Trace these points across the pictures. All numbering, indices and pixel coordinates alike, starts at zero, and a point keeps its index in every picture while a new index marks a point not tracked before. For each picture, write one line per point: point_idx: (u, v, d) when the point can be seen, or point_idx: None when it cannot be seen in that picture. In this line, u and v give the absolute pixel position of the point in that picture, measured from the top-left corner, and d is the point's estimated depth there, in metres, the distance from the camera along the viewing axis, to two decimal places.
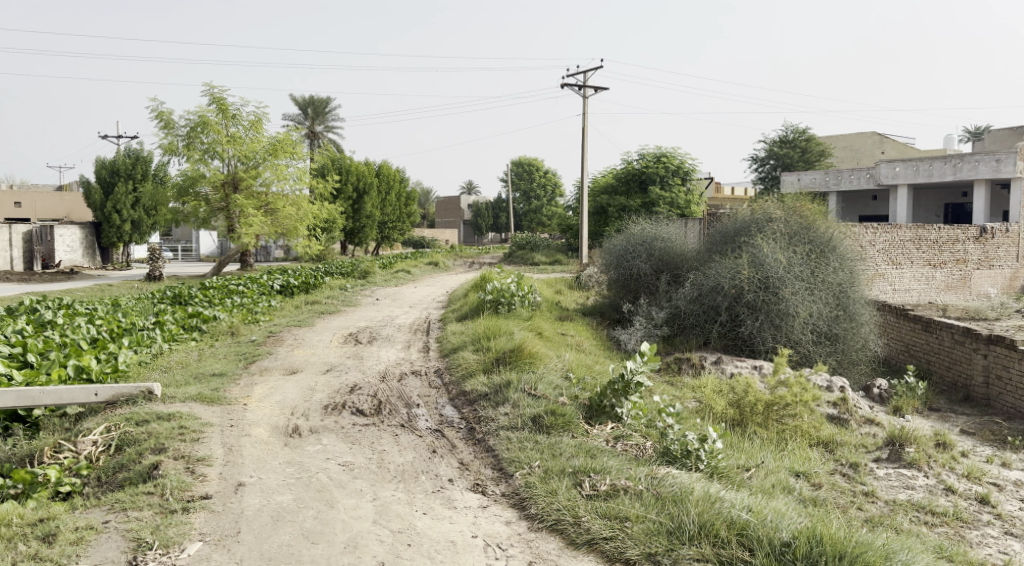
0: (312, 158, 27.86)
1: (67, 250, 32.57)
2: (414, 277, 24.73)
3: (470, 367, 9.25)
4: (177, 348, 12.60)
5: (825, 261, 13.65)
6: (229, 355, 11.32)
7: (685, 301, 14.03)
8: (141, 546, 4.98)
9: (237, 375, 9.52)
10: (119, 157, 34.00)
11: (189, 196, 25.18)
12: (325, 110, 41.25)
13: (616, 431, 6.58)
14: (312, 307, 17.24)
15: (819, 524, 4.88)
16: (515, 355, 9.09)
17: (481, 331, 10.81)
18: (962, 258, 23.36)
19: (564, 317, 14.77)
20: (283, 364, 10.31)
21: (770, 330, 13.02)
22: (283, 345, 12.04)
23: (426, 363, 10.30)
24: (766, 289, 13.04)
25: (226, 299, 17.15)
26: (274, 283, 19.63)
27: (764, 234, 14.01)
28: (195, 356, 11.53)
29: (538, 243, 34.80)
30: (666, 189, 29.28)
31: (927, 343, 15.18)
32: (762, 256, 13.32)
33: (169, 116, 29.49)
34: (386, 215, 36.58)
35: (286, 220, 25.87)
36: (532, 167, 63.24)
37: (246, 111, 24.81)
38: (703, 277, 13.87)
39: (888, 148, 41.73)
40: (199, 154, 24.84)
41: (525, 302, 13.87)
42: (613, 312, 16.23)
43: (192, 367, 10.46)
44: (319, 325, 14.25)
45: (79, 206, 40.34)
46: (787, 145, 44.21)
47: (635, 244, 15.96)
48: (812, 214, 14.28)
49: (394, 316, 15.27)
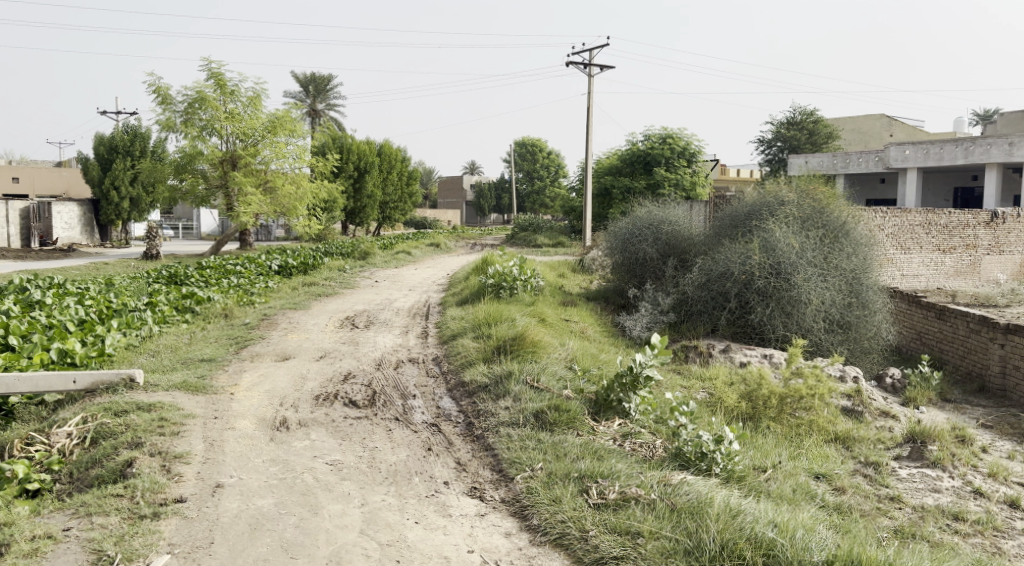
0: (312, 136, 27.36)
1: (65, 228, 32.20)
2: (414, 258, 24.31)
3: (469, 356, 8.84)
4: (169, 331, 12.19)
5: (838, 247, 13.22)
6: (220, 339, 10.91)
7: (692, 287, 13.58)
8: (103, 559, 4.59)
9: (226, 360, 9.12)
10: (117, 133, 33.47)
11: (187, 173, 24.72)
12: (327, 87, 40.67)
13: (624, 429, 6.17)
14: (308, 289, 16.83)
15: (853, 546, 4.48)
16: (517, 344, 8.69)
17: (482, 317, 10.40)
18: (972, 243, 22.86)
19: (567, 302, 14.35)
20: (275, 349, 9.92)
21: (781, 318, 12.57)
22: (277, 329, 11.65)
23: (424, 350, 9.91)
24: (777, 275, 12.59)
25: (222, 280, 16.77)
26: (272, 263, 19.23)
27: (776, 217, 13.54)
28: (185, 339, 11.10)
29: (540, 225, 34.35)
30: (671, 170, 28.76)
31: (941, 331, 14.75)
32: (774, 240, 12.86)
33: (167, 91, 28.97)
34: (388, 195, 36.11)
35: (285, 199, 25.48)
36: (536, 148, 62.49)
37: (244, 87, 24.26)
38: (712, 262, 13.42)
39: (897, 131, 41.10)
40: (197, 130, 24.30)
41: (528, 287, 13.44)
42: (618, 297, 15.77)
43: (181, 352, 10.06)
44: (316, 308, 13.84)
45: (78, 182, 39.91)
46: (795, 127, 43.56)
47: (641, 226, 15.49)
48: (825, 198, 13.81)
49: (394, 299, 14.85)
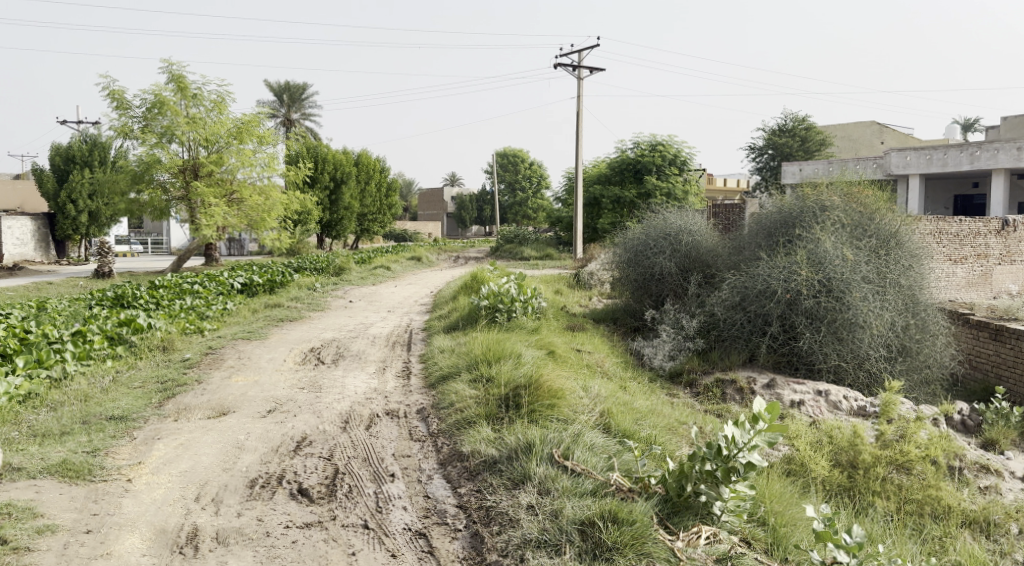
0: (283, 144, 25.09)
1: (17, 244, 29.57)
2: (394, 274, 22.06)
3: (468, 410, 6.61)
4: (91, 370, 9.85)
5: (893, 259, 11.11)
6: (147, 385, 8.65)
7: (723, 308, 11.43)
8: None
9: (141, 421, 6.90)
10: (75, 143, 31.00)
11: (146, 184, 22.29)
12: (301, 96, 38.52)
13: (715, 546, 4.34)
14: (271, 313, 14.51)
15: None
16: (530, 393, 6.52)
17: (480, 352, 8.20)
18: (983, 252, 20.74)
19: (573, 325, 12.20)
20: (211, 399, 7.67)
21: (833, 345, 10.43)
22: (223, 367, 9.42)
23: (406, 397, 7.71)
24: (827, 294, 10.47)
25: (174, 302, 14.38)
26: (235, 281, 16.88)
27: (821, 223, 11.37)
28: (102, 386, 8.76)
29: (526, 237, 32.08)
30: (662, 179, 26.79)
31: (998, 355, 12.52)
32: (822, 252, 10.72)
33: (122, 95, 26.58)
34: (366, 207, 33.85)
35: (253, 210, 23.14)
36: (518, 158, 60.56)
37: (207, 90, 21.95)
38: (745, 279, 11.27)
39: (889, 138, 39.55)
40: (155, 137, 21.93)
41: (528, 310, 11.25)
42: (630, 320, 13.59)
43: (90, 406, 7.76)
44: (274, 338, 11.50)
45: (34, 196, 37.19)
46: (786, 134, 41.81)
47: (655, 236, 13.30)
48: (873, 202, 11.68)
49: (370, 324, 12.58)
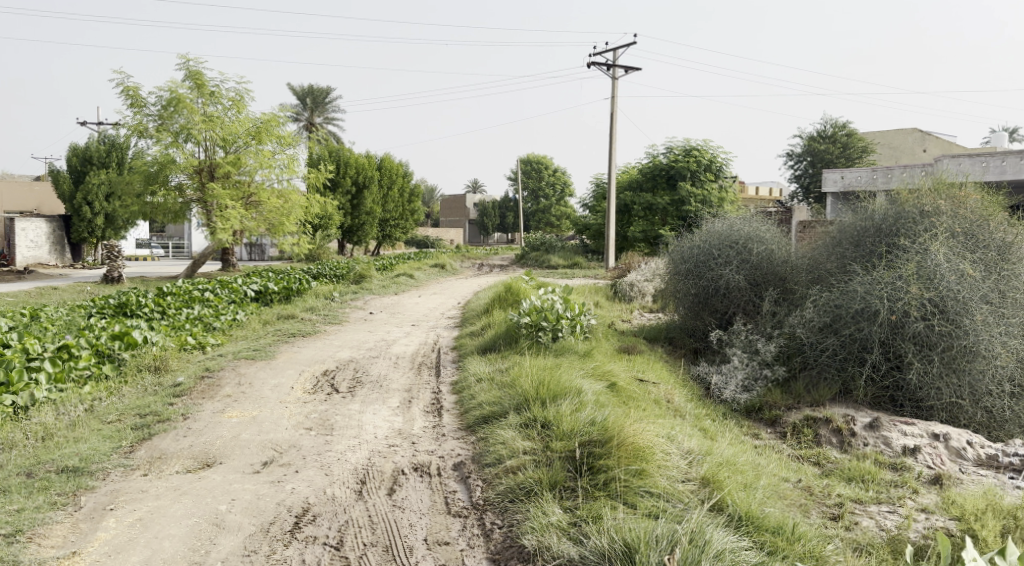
0: (304, 145, 23.66)
1: (30, 246, 28.23)
2: (418, 282, 20.48)
3: (526, 474, 5.02)
4: (66, 397, 8.28)
5: (1016, 274, 9.31)
6: (122, 422, 7.05)
7: (810, 330, 9.70)
8: None
9: (98, 478, 5.37)
10: (93, 144, 29.73)
11: (161, 186, 20.80)
12: (325, 100, 37.17)
13: None
14: (283, 326, 12.92)
15: None
16: (609, 454, 4.99)
17: (531, 387, 6.52)
18: None
19: (628, 347, 10.50)
20: (193, 444, 6.09)
21: (948, 377, 8.71)
22: (219, 397, 7.83)
23: (439, 443, 6.10)
24: (941, 316, 8.77)
25: (181, 311, 12.79)
26: (250, 288, 15.32)
27: (927, 230, 9.63)
28: (71, 419, 7.17)
29: (553, 244, 30.28)
30: (697, 185, 25.07)
31: None
32: (933, 266, 9.01)
33: (137, 91, 25.16)
34: (388, 212, 32.40)
35: (271, 214, 21.70)
36: (542, 165, 58.76)
37: (225, 86, 20.49)
38: (838, 296, 9.56)
39: (931, 146, 37.59)
40: (171, 136, 20.45)
41: (577, 329, 9.57)
42: (688, 340, 11.82)
43: (46, 449, 6.19)
44: (283, 357, 9.92)
45: (51, 197, 35.92)
46: (825, 141, 39.84)
47: (720, 244, 11.55)
48: (985, 207, 9.90)
49: (393, 340, 10.96)
